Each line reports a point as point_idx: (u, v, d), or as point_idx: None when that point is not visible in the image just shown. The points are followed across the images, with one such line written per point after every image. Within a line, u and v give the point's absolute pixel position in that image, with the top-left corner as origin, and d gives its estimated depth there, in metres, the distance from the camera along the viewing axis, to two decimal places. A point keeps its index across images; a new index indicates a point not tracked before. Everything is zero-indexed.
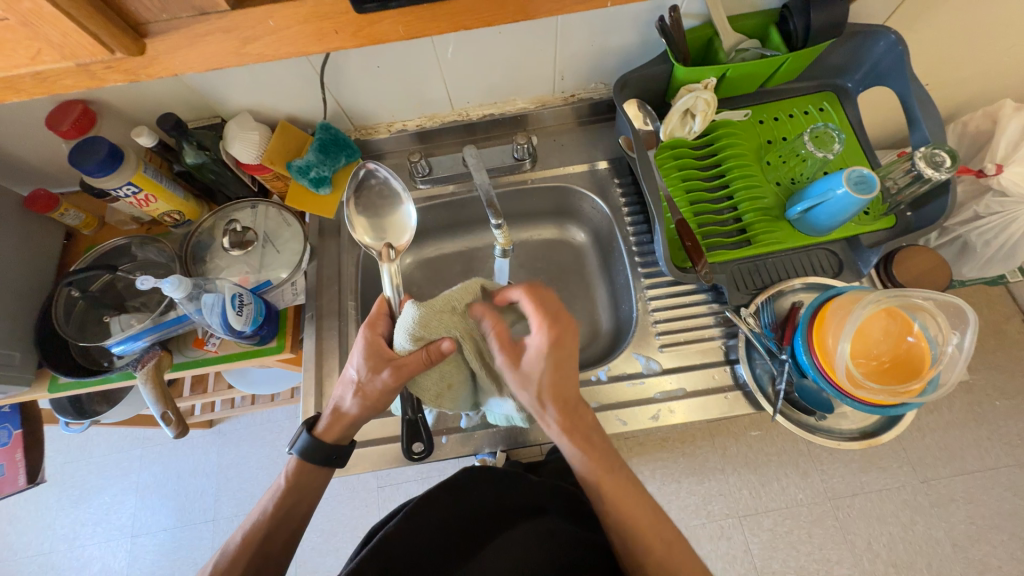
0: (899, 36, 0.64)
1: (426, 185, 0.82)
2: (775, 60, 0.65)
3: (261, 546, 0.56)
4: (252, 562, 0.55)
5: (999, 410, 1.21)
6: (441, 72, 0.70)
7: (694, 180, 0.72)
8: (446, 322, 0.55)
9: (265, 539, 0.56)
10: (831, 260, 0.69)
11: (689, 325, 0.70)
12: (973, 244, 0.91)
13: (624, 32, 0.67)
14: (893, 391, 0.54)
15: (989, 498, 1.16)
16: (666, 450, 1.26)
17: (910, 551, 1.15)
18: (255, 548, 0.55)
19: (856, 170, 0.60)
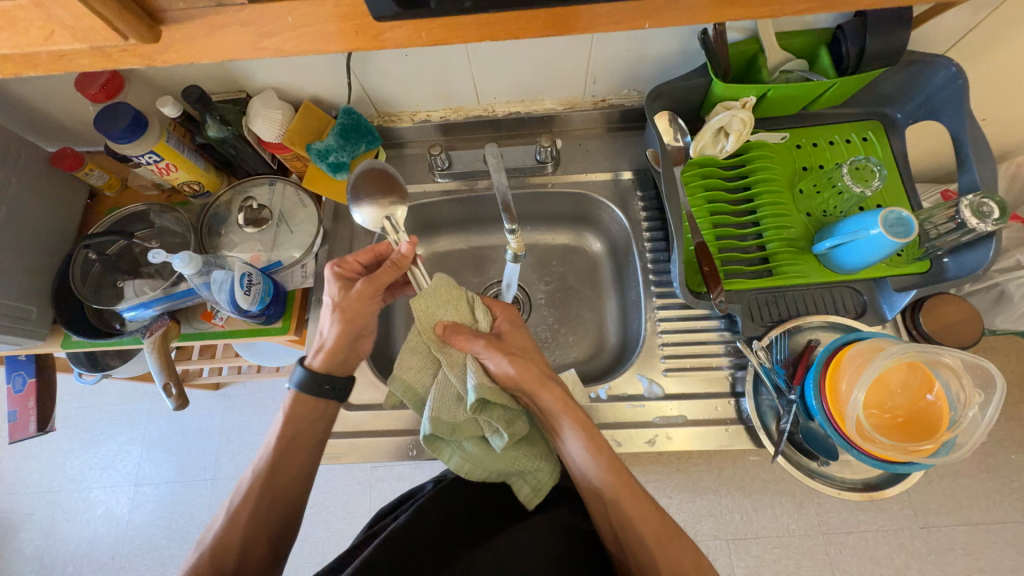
0: (961, 69, 0.59)
1: (445, 178, 0.81)
2: (821, 85, 0.62)
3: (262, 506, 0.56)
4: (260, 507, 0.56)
5: (1014, 464, 1.16)
6: (470, 65, 0.68)
7: (720, 202, 0.70)
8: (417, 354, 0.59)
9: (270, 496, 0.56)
10: (855, 300, 0.66)
11: (698, 351, 0.68)
12: (1010, 295, 0.86)
13: (665, 40, 0.64)
14: (903, 448, 0.51)
15: (989, 552, 1.13)
16: (661, 464, 1.25)
17: None
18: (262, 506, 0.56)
19: (894, 212, 0.57)
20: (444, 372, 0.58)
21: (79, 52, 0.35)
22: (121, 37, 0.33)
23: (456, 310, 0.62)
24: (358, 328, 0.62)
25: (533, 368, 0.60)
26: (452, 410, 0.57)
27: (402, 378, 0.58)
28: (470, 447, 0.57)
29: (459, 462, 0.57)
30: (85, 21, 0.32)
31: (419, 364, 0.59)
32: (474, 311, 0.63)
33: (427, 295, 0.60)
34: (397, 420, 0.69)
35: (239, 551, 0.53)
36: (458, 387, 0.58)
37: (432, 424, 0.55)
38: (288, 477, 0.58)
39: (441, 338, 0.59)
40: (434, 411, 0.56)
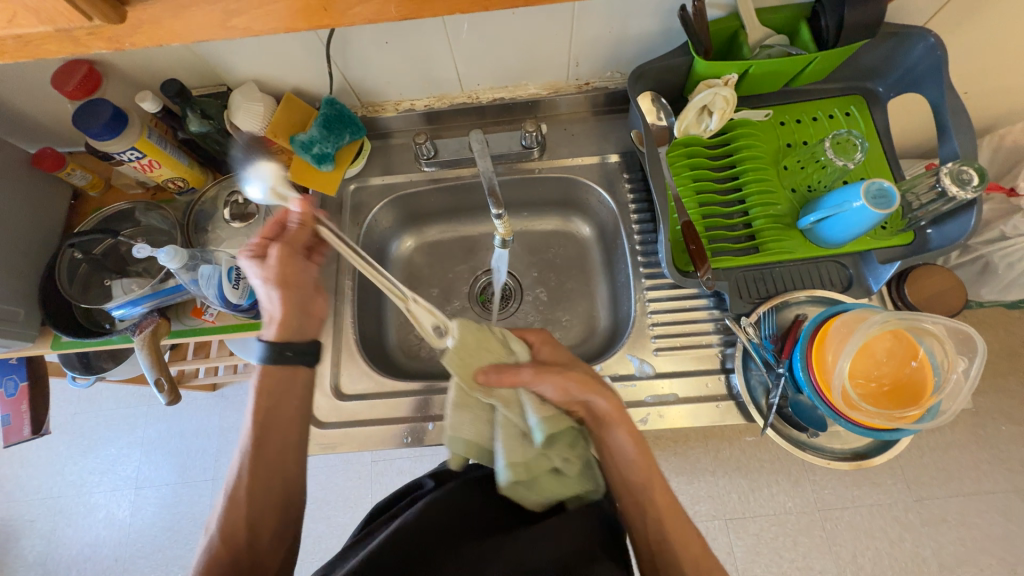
0: (939, 40, 0.60)
1: (431, 167, 0.80)
2: (802, 59, 0.62)
3: (263, 482, 0.54)
4: (257, 484, 0.53)
5: (1004, 435, 1.18)
6: (451, 51, 0.68)
7: (706, 181, 0.70)
8: (471, 407, 0.54)
9: (266, 469, 0.54)
10: (841, 274, 0.67)
11: (688, 329, 0.69)
12: (995, 265, 0.87)
13: (645, 19, 0.63)
14: (889, 415, 0.52)
15: (980, 521, 1.15)
16: (658, 448, 1.26)
17: (896, 567, 1.15)
18: (258, 482, 0.53)
19: (875, 183, 0.57)
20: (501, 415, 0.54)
21: (45, 37, 0.34)
22: (86, 19, 0.33)
23: (495, 345, 0.57)
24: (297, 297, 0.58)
25: (586, 386, 0.57)
26: (523, 449, 0.53)
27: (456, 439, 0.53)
28: (544, 485, 0.54)
29: (534, 499, 0.54)
30: (48, 2, 0.31)
31: (472, 415, 0.54)
32: (508, 340, 0.59)
33: (464, 331, 0.56)
34: (391, 409, 0.70)
35: (246, 528, 0.52)
36: (519, 424, 0.54)
37: (510, 477, 0.52)
38: (275, 457, 0.55)
39: (487, 383, 0.54)
40: (509, 458, 0.52)
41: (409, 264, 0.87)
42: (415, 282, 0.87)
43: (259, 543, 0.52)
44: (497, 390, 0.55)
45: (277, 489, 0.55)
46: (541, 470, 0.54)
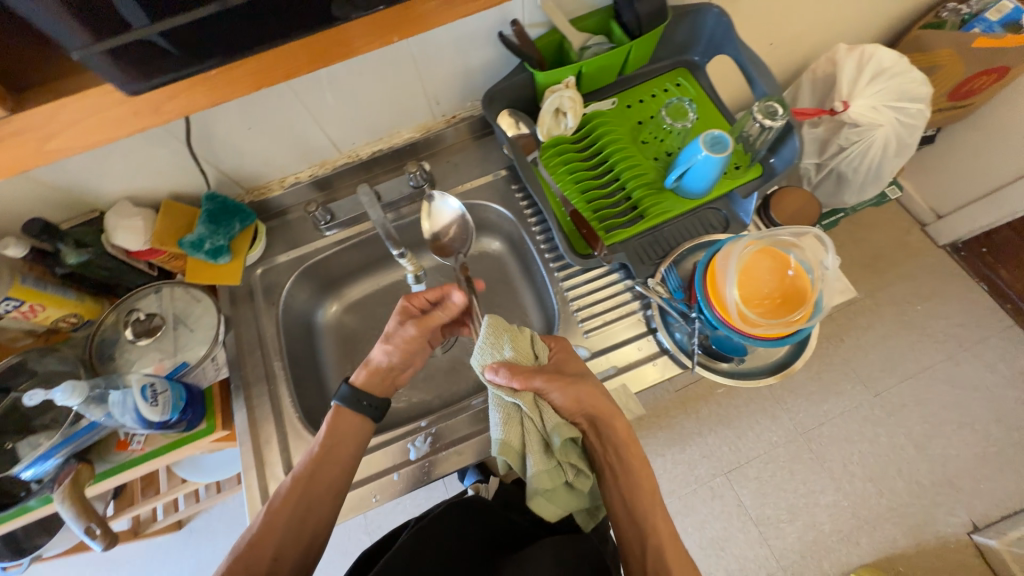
0: (721, 9, 0.71)
1: (333, 230, 0.82)
2: (621, 50, 0.71)
3: (287, 526, 0.56)
4: (291, 520, 0.57)
5: (921, 313, 1.49)
6: (315, 119, 0.72)
7: (581, 171, 0.77)
8: (507, 413, 0.59)
9: (300, 505, 0.57)
10: (718, 217, 0.75)
11: (608, 305, 0.73)
12: (845, 174, 1.01)
13: (480, 50, 0.71)
14: (786, 321, 0.58)
15: (933, 394, 1.40)
16: (646, 429, 1.42)
17: (881, 462, 1.35)
18: (283, 529, 0.56)
19: (709, 134, 0.66)
20: (530, 418, 0.59)
21: None
22: None
23: (519, 349, 0.63)
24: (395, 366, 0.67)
25: (596, 396, 0.62)
26: (545, 457, 0.59)
27: (499, 436, 0.59)
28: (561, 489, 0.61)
29: (547, 508, 0.60)
30: None
31: (507, 416, 0.59)
32: (533, 347, 0.65)
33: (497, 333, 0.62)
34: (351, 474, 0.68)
35: (269, 558, 0.54)
36: (543, 431, 0.60)
37: (538, 480, 0.58)
38: (319, 487, 0.59)
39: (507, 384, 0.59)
40: (535, 467, 0.58)
41: (341, 327, 0.87)
42: (351, 344, 0.87)
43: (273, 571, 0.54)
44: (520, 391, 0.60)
45: (305, 527, 0.57)
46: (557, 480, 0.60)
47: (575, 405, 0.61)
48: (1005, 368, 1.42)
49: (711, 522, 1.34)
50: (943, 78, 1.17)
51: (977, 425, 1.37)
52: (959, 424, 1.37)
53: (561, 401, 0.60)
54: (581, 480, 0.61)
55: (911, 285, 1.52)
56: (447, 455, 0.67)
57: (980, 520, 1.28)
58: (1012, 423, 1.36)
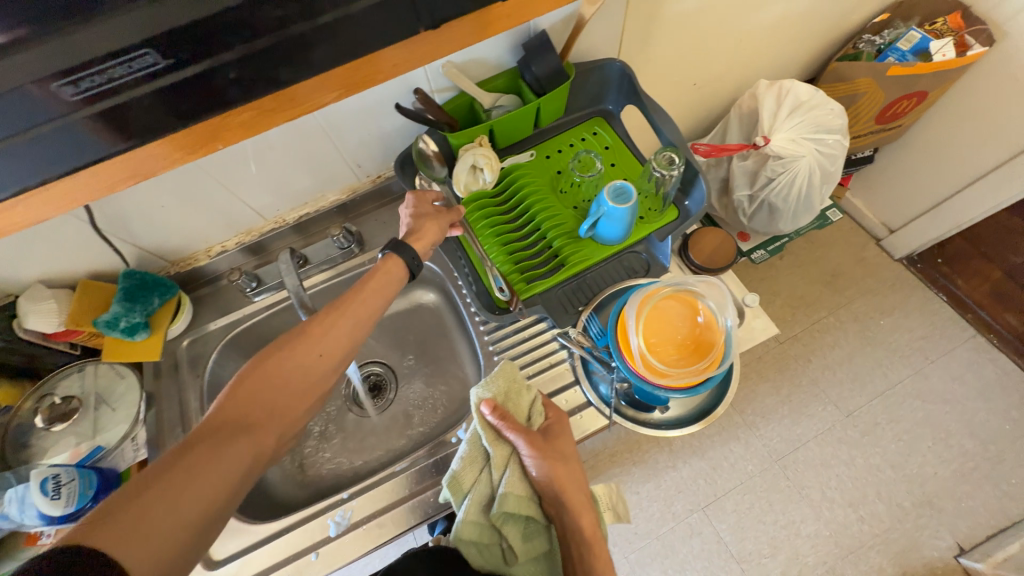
0: (623, 63, 0.76)
1: (261, 295, 0.82)
2: (530, 108, 0.74)
3: (302, 373, 0.52)
4: (303, 368, 0.52)
5: (885, 327, 1.48)
6: (233, 191, 0.73)
7: (502, 223, 0.77)
8: (472, 459, 0.61)
9: (316, 356, 0.53)
10: (639, 260, 0.76)
11: (533, 357, 0.73)
12: (776, 204, 1.05)
13: (391, 117, 0.72)
14: (694, 370, 0.58)
15: (906, 412, 1.37)
16: (618, 465, 1.38)
17: (859, 485, 1.31)
18: (290, 378, 0.51)
19: (613, 185, 0.68)
20: (492, 473, 0.61)
21: None
22: None
23: (519, 405, 0.64)
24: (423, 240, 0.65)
25: (573, 482, 0.61)
26: (486, 514, 0.60)
27: (455, 468, 0.61)
28: (494, 550, 0.62)
29: (474, 557, 0.62)
30: None
31: (471, 457, 0.61)
32: (532, 409, 0.65)
33: (499, 384, 0.63)
34: (270, 555, 0.65)
35: (275, 406, 0.50)
36: (492, 490, 0.61)
37: (459, 529, 0.60)
38: (305, 361, 0.52)
39: (487, 428, 0.61)
40: (468, 519, 0.59)
41: None
42: None
43: (235, 443, 0.46)
44: (498, 442, 0.61)
45: (317, 381, 0.53)
46: (488, 539, 0.61)
47: (546, 484, 0.60)
48: (974, 379, 1.40)
49: (691, 562, 1.28)
50: (866, 104, 1.21)
51: (952, 440, 1.34)
52: (934, 440, 1.34)
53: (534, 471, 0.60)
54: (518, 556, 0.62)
55: (871, 300, 1.52)
56: (369, 529, 0.65)
57: (965, 541, 1.23)
58: (987, 436, 1.33)
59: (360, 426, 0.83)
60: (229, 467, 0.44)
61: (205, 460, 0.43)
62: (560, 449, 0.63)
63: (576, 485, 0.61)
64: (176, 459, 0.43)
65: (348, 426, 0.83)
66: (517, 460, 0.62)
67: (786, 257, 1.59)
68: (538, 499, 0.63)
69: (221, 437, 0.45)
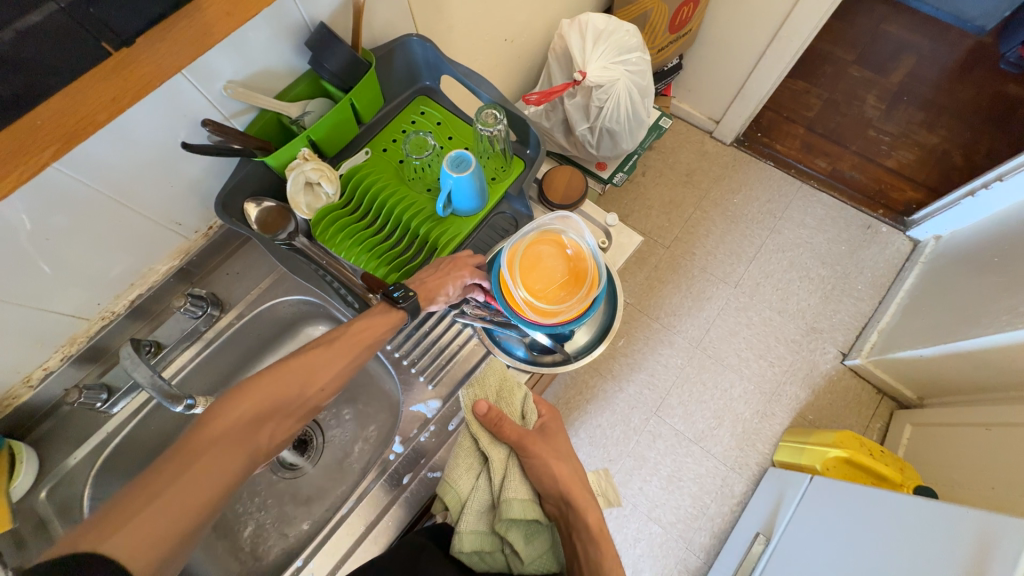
0: (418, 36, 0.74)
1: (119, 405, 0.72)
2: (343, 107, 0.70)
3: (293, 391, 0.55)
4: (292, 392, 0.55)
5: (739, 203, 1.71)
6: (25, 302, 0.60)
7: (361, 231, 0.74)
8: (468, 461, 0.64)
9: (307, 375, 0.56)
10: (505, 219, 0.79)
11: (441, 346, 0.74)
12: (614, 127, 1.14)
13: (192, 160, 0.65)
14: (577, 301, 0.62)
15: (774, 264, 1.62)
16: (576, 408, 1.47)
17: (762, 338, 1.53)
18: (283, 396, 0.54)
19: (451, 156, 0.68)
20: (490, 476, 0.63)
21: None
22: None
23: (512, 405, 0.68)
24: (428, 287, 0.65)
25: (569, 472, 0.66)
26: (486, 517, 0.63)
27: (452, 474, 0.63)
28: (498, 557, 0.63)
29: (477, 561, 0.63)
30: None
31: (467, 463, 0.64)
32: (524, 406, 0.69)
33: (490, 383, 0.68)
34: None
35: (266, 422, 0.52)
36: (494, 494, 0.63)
37: (460, 539, 0.61)
38: (298, 387, 0.55)
39: (481, 424, 0.64)
40: (470, 523, 0.62)
41: None
42: None
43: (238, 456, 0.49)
44: (494, 443, 0.65)
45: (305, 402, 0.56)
46: (490, 543, 0.63)
47: (549, 482, 0.64)
48: (812, 219, 1.68)
49: (663, 461, 1.41)
50: (657, 18, 1.33)
51: (812, 273, 1.60)
52: (800, 279, 1.60)
53: (523, 458, 0.64)
54: (524, 561, 0.63)
55: (723, 183, 1.74)
56: None
57: (844, 347, 1.51)
58: (834, 259, 1.62)
59: (298, 486, 0.78)
60: (227, 477, 0.47)
61: (200, 477, 0.45)
62: (551, 444, 0.68)
63: (570, 481, 0.65)
64: (188, 460, 0.45)
65: (283, 493, 0.77)
66: (515, 461, 0.65)
67: (647, 173, 1.75)
68: (539, 500, 0.66)
69: (218, 448, 0.47)
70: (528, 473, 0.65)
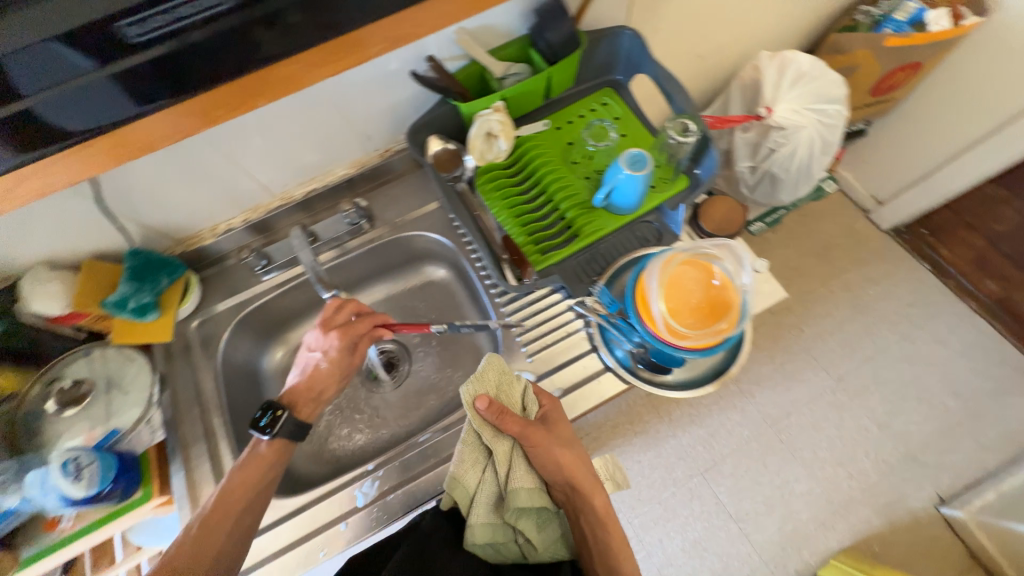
0: (633, 30, 0.74)
1: (271, 274, 0.81)
2: (540, 77, 0.72)
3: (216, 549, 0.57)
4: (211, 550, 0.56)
5: (872, 296, 1.53)
6: (241, 166, 0.71)
7: (514, 194, 0.77)
8: (474, 455, 0.62)
9: (222, 526, 0.58)
10: (651, 230, 0.76)
11: (551, 325, 0.74)
12: (779, 174, 1.07)
13: (401, 87, 0.71)
14: (709, 332, 0.60)
15: (892, 374, 1.44)
16: (621, 436, 1.42)
17: (848, 446, 1.38)
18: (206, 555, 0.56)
19: (629, 153, 0.69)
20: (495, 469, 0.62)
21: None
22: None
23: (514, 397, 0.65)
24: (297, 402, 0.66)
25: (580, 460, 0.65)
26: (494, 509, 0.61)
27: (457, 470, 0.61)
28: (511, 547, 0.62)
29: (490, 551, 0.62)
30: None
31: (472, 456, 0.62)
32: (525, 398, 0.66)
33: (490, 377, 0.64)
34: (299, 526, 0.66)
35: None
36: (500, 484, 0.62)
37: (472, 533, 0.60)
38: (215, 547, 0.57)
39: (486, 422, 0.62)
40: (479, 517, 0.60)
41: (289, 372, 0.86)
42: None
43: None
44: (499, 437, 0.62)
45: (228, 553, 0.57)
46: (502, 534, 0.61)
47: (555, 471, 0.62)
48: (956, 343, 1.46)
49: (693, 523, 1.34)
50: (862, 76, 1.22)
51: (934, 400, 1.41)
52: (918, 401, 1.41)
53: (539, 457, 0.62)
54: (536, 545, 0.63)
55: (863, 269, 1.57)
56: (396, 497, 0.67)
57: (945, 492, 1.31)
58: (967, 394, 1.40)
59: (376, 402, 0.83)
60: None
61: None
62: (565, 437, 0.65)
63: (582, 472, 0.65)
64: None
65: (364, 402, 0.83)
66: (518, 451, 0.63)
67: (780, 231, 1.63)
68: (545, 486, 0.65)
69: None
70: (544, 470, 0.63)
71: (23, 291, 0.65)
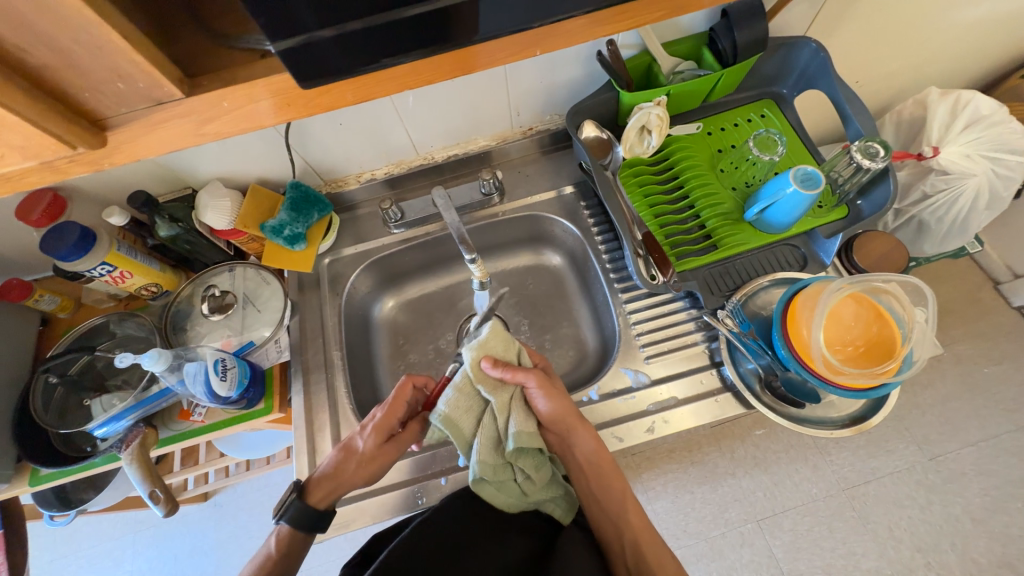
0: (819, 44, 0.70)
1: (402, 228, 0.84)
2: (711, 78, 0.70)
3: None
4: None
5: (990, 376, 1.37)
6: (403, 122, 0.74)
7: (655, 192, 0.75)
8: (471, 401, 0.61)
9: None
10: (795, 255, 0.73)
11: (672, 333, 0.72)
12: (927, 222, 0.98)
13: (569, 67, 0.72)
14: (870, 373, 0.55)
15: (1000, 466, 1.28)
16: (675, 462, 1.37)
17: (932, 532, 1.24)
18: None
19: (801, 169, 0.64)
20: (494, 415, 0.60)
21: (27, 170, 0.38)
22: (68, 147, 0.37)
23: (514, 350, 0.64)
24: (340, 481, 0.61)
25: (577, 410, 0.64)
26: (493, 452, 0.59)
27: (450, 412, 0.59)
28: (510, 485, 0.60)
29: (496, 496, 0.60)
30: (32, 139, 0.35)
31: (467, 403, 0.60)
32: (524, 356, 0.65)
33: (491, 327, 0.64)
34: (400, 471, 0.69)
35: None
36: (498, 428, 0.60)
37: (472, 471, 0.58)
38: None
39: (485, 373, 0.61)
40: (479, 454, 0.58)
41: (394, 324, 0.89)
42: (404, 340, 0.88)
43: None
44: (499, 389, 0.61)
45: None
46: (504, 474, 0.60)
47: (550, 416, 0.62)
48: None
49: (739, 569, 1.27)
50: None
51: None
52: None
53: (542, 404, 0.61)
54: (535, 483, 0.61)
55: (984, 344, 1.40)
56: None
57: None
58: None
59: None
60: None
61: None
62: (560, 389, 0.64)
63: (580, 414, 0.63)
64: None
65: None
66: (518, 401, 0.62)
67: None
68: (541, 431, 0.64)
69: None
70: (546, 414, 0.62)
71: (200, 201, 0.70)
